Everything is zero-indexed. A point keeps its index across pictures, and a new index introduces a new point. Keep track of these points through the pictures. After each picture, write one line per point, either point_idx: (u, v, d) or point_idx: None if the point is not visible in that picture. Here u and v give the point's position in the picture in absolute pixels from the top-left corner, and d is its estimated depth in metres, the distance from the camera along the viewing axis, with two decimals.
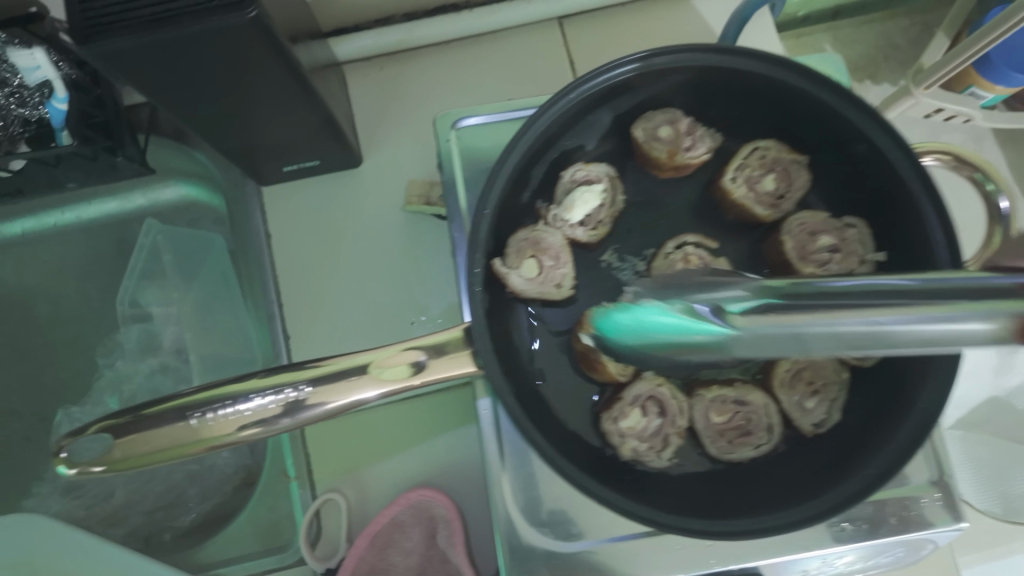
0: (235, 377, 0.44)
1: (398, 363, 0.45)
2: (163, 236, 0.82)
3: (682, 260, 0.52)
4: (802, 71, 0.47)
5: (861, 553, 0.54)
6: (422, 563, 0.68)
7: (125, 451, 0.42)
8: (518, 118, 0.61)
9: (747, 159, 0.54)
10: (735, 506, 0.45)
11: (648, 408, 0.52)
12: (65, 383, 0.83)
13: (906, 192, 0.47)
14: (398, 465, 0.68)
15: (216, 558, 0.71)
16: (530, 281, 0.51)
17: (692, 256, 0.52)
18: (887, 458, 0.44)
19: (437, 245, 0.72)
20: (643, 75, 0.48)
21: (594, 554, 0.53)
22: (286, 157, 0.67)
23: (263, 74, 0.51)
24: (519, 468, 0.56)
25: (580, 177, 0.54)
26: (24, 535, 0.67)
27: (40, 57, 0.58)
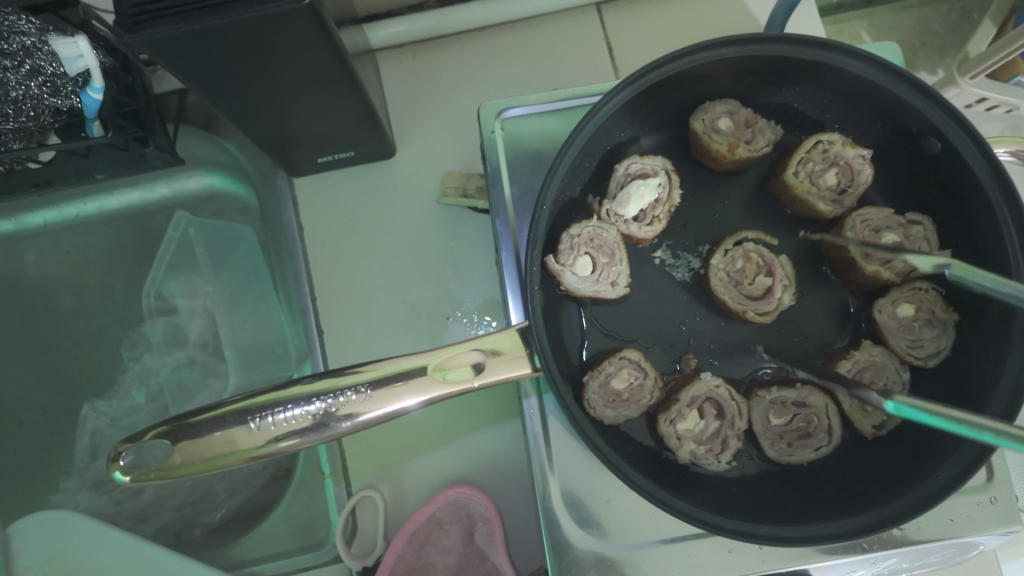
0: (291, 381, 0.43)
1: (462, 364, 0.44)
2: (193, 227, 0.78)
3: (743, 258, 0.53)
4: (874, 61, 0.45)
5: (905, 556, 0.53)
6: (460, 562, 0.67)
7: (185, 456, 0.42)
8: (567, 110, 0.59)
9: (810, 152, 0.53)
10: (803, 512, 0.44)
11: (705, 410, 0.51)
12: (91, 377, 0.81)
13: (979, 190, 0.45)
14: (435, 461, 0.66)
15: (251, 556, 0.70)
16: (584, 279, 0.50)
17: (751, 254, 0.53)
18: (962, 459, 0.42)
19: (473, 237, 0.70)
20: (707, 64, 0.47)
21: (646, 554, 0.52)
22: (321, 147, 0.66)
23: (309, 61, 0.50)
24: (566, 472, 0.54)
25: (635, 171, 0.53)
26: (59, 532, 0.67)
27: (83, 46, 0.56)
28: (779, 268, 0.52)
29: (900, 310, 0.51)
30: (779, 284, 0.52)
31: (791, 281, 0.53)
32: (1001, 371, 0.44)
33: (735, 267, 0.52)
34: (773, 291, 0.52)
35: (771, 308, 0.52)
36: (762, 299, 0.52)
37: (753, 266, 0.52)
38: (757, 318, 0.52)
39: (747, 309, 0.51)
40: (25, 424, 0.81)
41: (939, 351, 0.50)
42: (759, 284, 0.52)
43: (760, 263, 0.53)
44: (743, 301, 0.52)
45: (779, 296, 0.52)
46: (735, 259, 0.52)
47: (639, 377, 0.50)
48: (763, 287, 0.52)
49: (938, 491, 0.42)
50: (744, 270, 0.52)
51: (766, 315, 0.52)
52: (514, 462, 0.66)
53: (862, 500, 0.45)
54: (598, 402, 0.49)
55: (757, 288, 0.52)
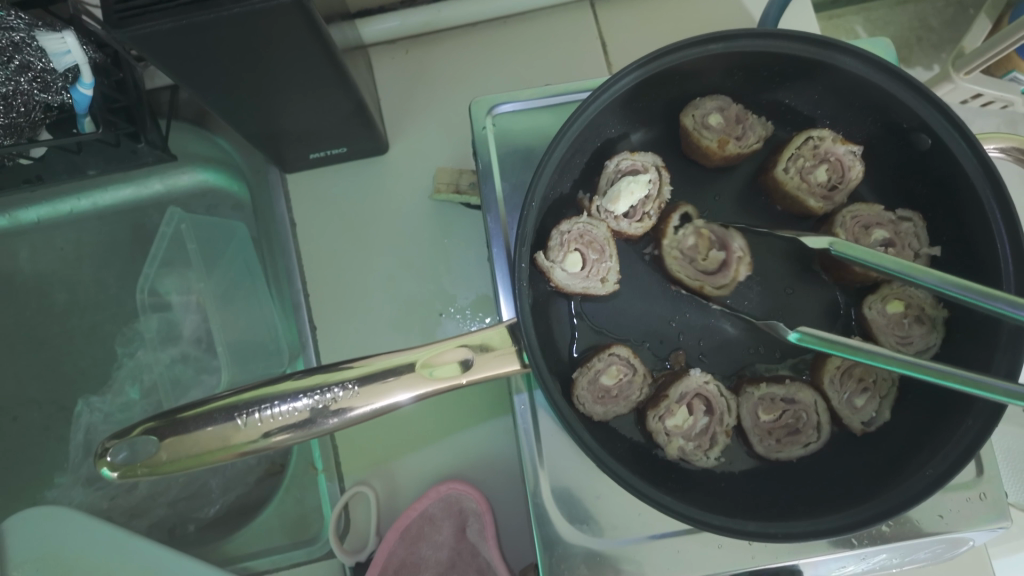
0: (279, 377, 0.43)
1: (449, 361, 0.44)
2: (185, 223, 0.79)
3: (695, 235, 0.52)
4: (862, 56, 0.45)
5: (894, 552, 0.53)
6: (453, 558, 0.67)
7: (173, 452, 0.42)
8: (557, 106, 0.58)
9: (800, 148, 0.52)
10: (791, 509, 0.44)
11: (694, 406, 0.51)
12: (85, 372, 0.82)
13: (969, 186, 0.45)
14: (427, 457, 0.66)
15: (244, 551, 0.70)
16: (574, 275, 0.51)
17: (703, 229, 0.52)
18: (949, 457, 0.43)
19: (466, 234, 0.70)
20: (696, 61, 0.47)
21: (636, 550, 0.52)
22: (312, 142, 0.65)
23: (297, 56, 0.49)
24: (556, 469, 0.54)
25: (625, 167, 0.53)
26: (52, 528, 0.67)
27: (70, 41, 0.56)
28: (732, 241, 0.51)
29: (890, 306, 0.51)
30: (733, 257, 0.51)
31: (746, 253, 0.50)
32: (991, 363, 0.44)
33: (687, 244, 0.52)
34: (729, 264, 0.51)
35: (728, 281, 0.51)
36: (717, 273, 0.52)
37: (705, 242, 0.52)
38: (714, 292, 0.52)
39: (703, 284, 0.51)
40: (19, 420, 0.81)
41: (929, 347, 0.50)
42: (712, 259, 0.52)
43: (712, 238, 0.52)
44: (699, 276, 0.52)
45: (735, 269, 0.51)
46: (686, 236, 0.52)
47: (628, 373, 0.50)
48: (718, 260, 0.52)
49: (926, 486, 0.42)
50: (697, 247, 0.52)
51: (723, 288, 0.51)
52: (506, 458, 0.66)
53: (849, 496, 0.45)
54: (588, 397, 0.49)
55: (711, 263, 0.52)
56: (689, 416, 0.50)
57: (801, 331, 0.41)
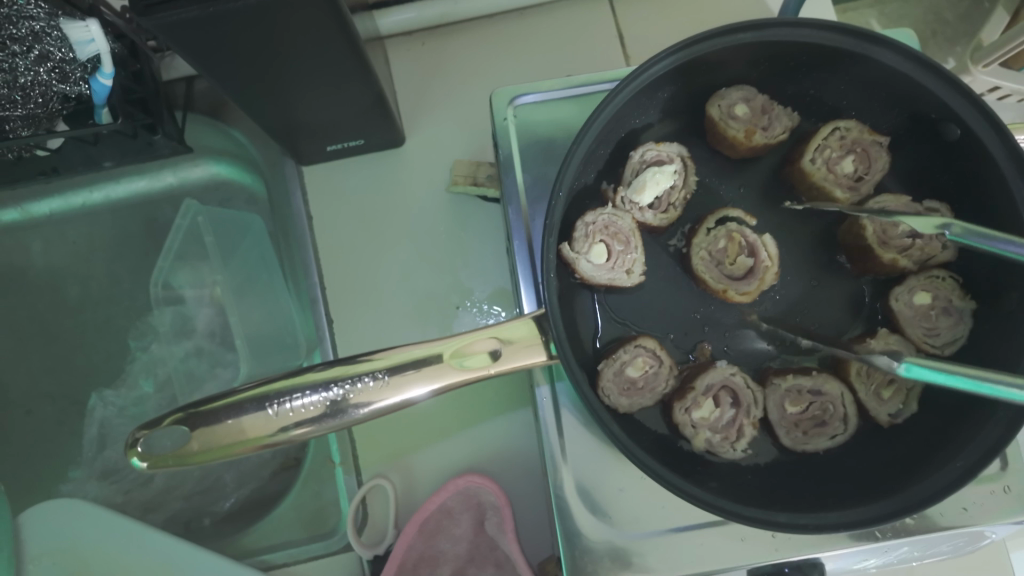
0: (306, 368, 0.43)
1: (478, 351, 0.44)
2: (202, 216, 0.79)
3: (726, 238, 0.52)
4: (891, 46, 0.45)
5: (916, 544, 0.53)
6: (470, 551, 0.66)
7: (202, 443, 0.42)
8: (578, 97, 0.58)
9: (827, 139, 0.52)
10: (819, 501, 0.44)
11: (721, 398, 0.50)
12: (99, 366, 0.81)
13: (999, 177, 0.45)
14: (444, 450, 0.66)
15: (261, 544, 0.69)
16: (599, 266, 0.50)
17: (734, 233, 0.52)
18: (977, 450, 0.42)
19: (483, 226, 0.70)
20: (724, 51, 0.47)
21: (658, 543, 0.52)
22: (330, 134, 0.65)
23: (321, 45, 0.49)
24: (578, 462, 0.54)
25: (650, 158, 0.52)
26: (69, 521, 0.67)
27: (94, 30, 0.55)
28: (761, 248, 0.52)
29: (918, 298, 0.50)
30: (761, 265, 0.52)
31: (774, 261, 0.52)
32: (1020, 358, 0.44)
33: (717, 247, 0.52)
34: (755, 272, 0.52)
35: (753, 288, 0.52)
36: (743, 280, 0.52)
37: (735, 247, 0.52)
38: (738, 298, 0.51)
39: (728, 288, 0.51)
40: (34, 414, 0.81)
41: (956, 339, 0.49)
42: (740, 264, 0.52)
43: (742, 244, 0.52)
44: (724, 280, 0.52)
45: (761, 276, 0.52)
46: (716, 239, 0.52)
47: (654, 365, 0.50)
48: (744, 267, 0.52)
49: (956, 478, 0.42)
50: (726, 250, 0.52)
51: (748, 294, 0.52)
52: (524, 451, 0.66)
53: (877, 488, 0.44)
54: (613, 390, 0.49)
55: (738, 268, 0.52)
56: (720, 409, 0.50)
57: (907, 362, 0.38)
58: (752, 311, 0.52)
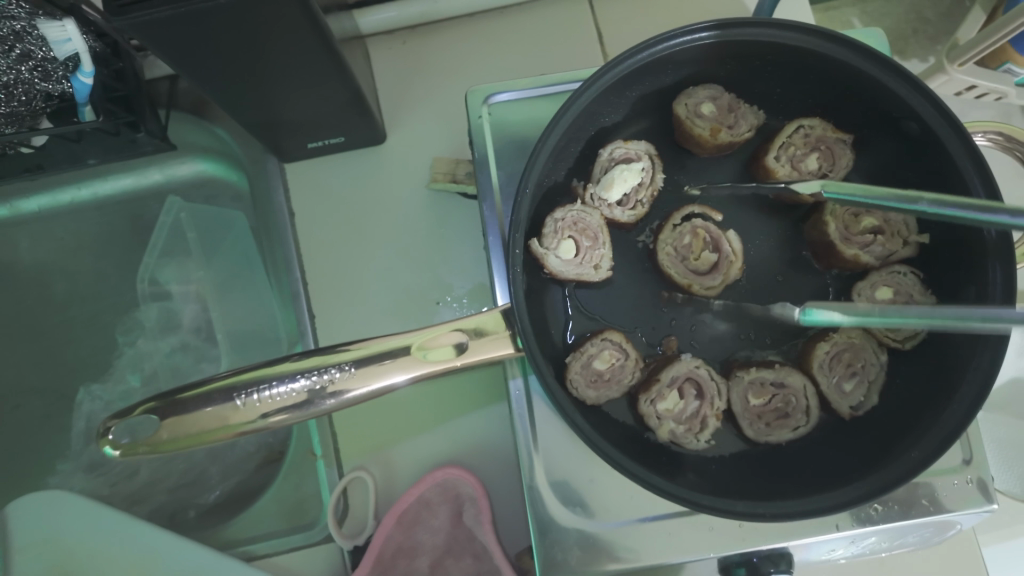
0: (275, 360, 0.44)
1: (444, 344, 0.45)
2: (185, 212, 0.81)
3: (691, 234, 0.54)
4: (851, 45, 0.46)
5: (885, 535, 0.54)
6: (448, 542, 0.67)
7: (173, 431, 0.43)
8: (553, 95, 0.59)
9: (791, 137, 0.54)
10: (781, 490, 0.45)
11: (685, 390, 0.52)
12: (85, 361, 0.82)
13: (957, 173, 0.46)
14: (423, 443, 0.67)
15: (243, 535, 0.70)
16: (567, 261, 0.51)
17: (699, 229, 0.54)
18: (932, 440, 0.44)
19: (463, 223, 0.71)
20: (688, 50, 0.48)
21: (627, 533, 0.53)
22: (311, 132, 0.66)
23: (295, 44, 0.50)
24: (550, 454, 0.55)
25: (619, 156, 0.54)
26: (53, 512, 0.68)
27: (71, 30, 0.56)
28: (724, 243, 0.53)
29: (879, 293, 0.52)
30: (724, 260, 0.53)
31: (737, 256, 0.53)
32: (974, 355, 0.44)
33: (682, 243, 0.54)
34: (720, 266, 0.53)
35: (718, 283, 0.53)
36: (708, 275, 0.53)
37: (699, 242, 0.53)
38: (702, 292, 0.53)
39: (692, 283, 0.53)
40: (21, 408, 0.82)
41: (918, 333, 0.49)
42: (705, 260, 0.53)
43: (707, 239, 0.54)
44: (689, 275, 0.53)
45: (725, 271, 0.53)
46: (682, 234, 0.54)
47: (620, 358, 0.51)
48: (709, 262, 0.53)
49: (911, 468, 0.43)
50: (691, 246, 0.54)
51: (712, 289, 0.53)
52: (501, 445, 0.67)
53: (836, 479, 0.46)
54: (581, 381, 0.50)
55: (703, 263, 0.53)
56: (687, 401, 0.51)
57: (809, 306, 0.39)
58: (721, 305, 0.53)
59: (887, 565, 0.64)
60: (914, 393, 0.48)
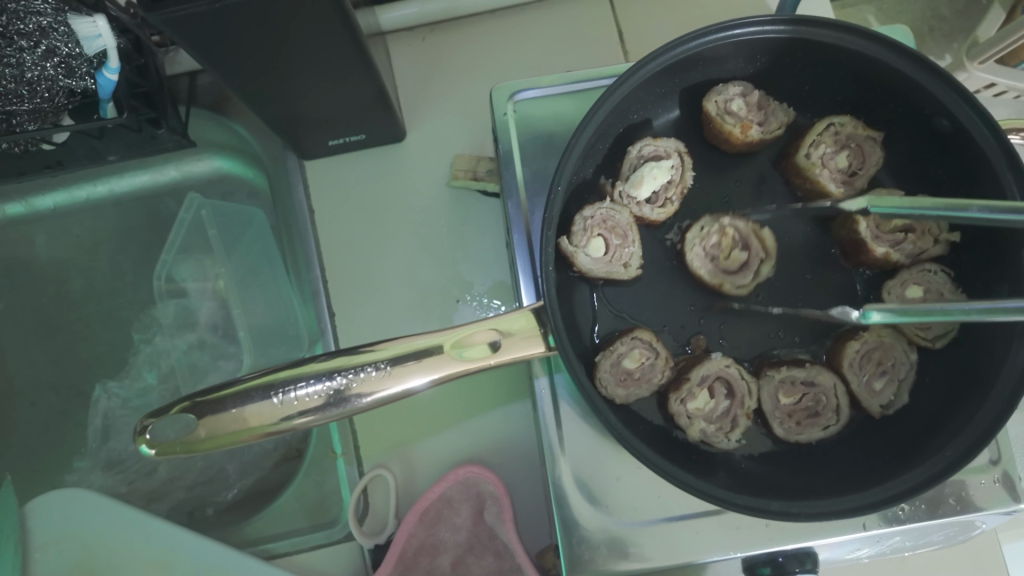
0: (308, 358, 0.44)
1: (479, 342, 0.45)
2: (205, 209, 0.79)
3: (719, 234, 0.53)
4: (884, 42, 0.45)
5: (910, 534, 0.54)
6: (470, 541, 0.67)
7: (209, 430, 0.42)
8: (578, 92, 0.59)
9: (822, 134, 0.53)
10: (814, 489, 0.45)
11: (715, 389, 0.51)
12: (102, 358, 0.82)
13: (990, 170, 0.45)
14: (444, 441, 0.67)
15: (264, 533, 0.70)
16: (597, 260, 0.51)
17: (727, 228, 0.53)
18: (967, 439, 0.43)
19: (483, 220, 0.71)
20: (719, 47, 0.48)
21: (654, 533, 0.53)
22: (332, 128, 0.66)
23: (325, 38, 0.50)
24: (575, 453, 0.55)
25: (648, 153, 0.53)
26: (75, 508, 0.68)
27: (102, 25, 0.56)
28: (755, 241, 0.53)
29: (909, 291, 0.52)
30: (754, 257, 0.53)
31: (768, 254, 0.53)
32: (1008, 352, 0.44)
33: (711, 243, 0.53)
34: (750, 264, 0.53)
35: (749, 280, 0.53)
36: (738, 273, 0.53)
37: (729, 242, 0.53)
38: (734, 291, 0.53)
39: (723, 282, 0.53)
40: (38, 405, 0.82)
41: (948, 332, 0.50)
42: (735, 259, 0.53)
43: (736, 238, 0.53)
44: (719, 275, 0.53)
45: (756, 268, 0.53)
46: (710, 234, 0.53)
47: (650, 357, 0.51)
48: (739, 261, 0.53)
49: (945, 468, 0.43)
50: (719, 246, 0.53)
51: (743, 287, 0.53)
52: (522, 443, 0.67)
53: (869, 478, 0.45)
54: (610, 380, 0.50)
55: (733, 262, 0.53)
56: (717, 400, 0.51)
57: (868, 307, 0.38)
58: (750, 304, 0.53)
59: (907, 564, 0.63)
60: (945, 392, 0.48)
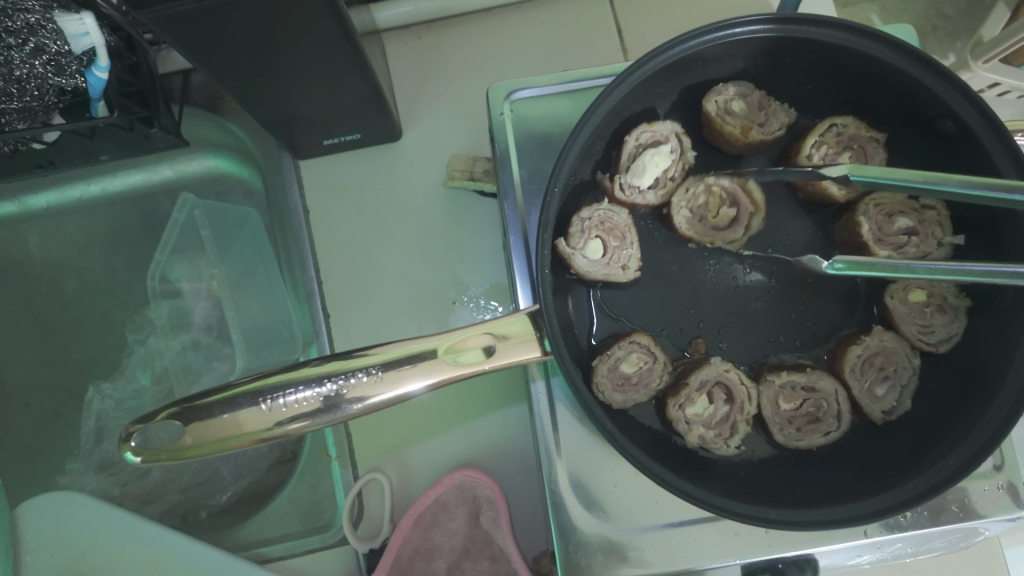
0: (299, 363, 0.43)
1: (473, 347, 0.44)
2: (198, 209, 0.77)
3: (706, 193, 0.53)
4: (888, 41, 0.44)
5: (911, 540, 0.53)
6: (466, 544, 0.67)
7: (197, 437, 0.42)
8: (576, 92, 0.58)
9: (823, 135, 0.52)
10: (814, 496, 0.44)
11: (715, 395, 0.51)
12: (96, 359, 0.81)
13: (994, 172, 0.45)
14: (441, 445, 0.66)
15: (257, 537, 0.69)
16: (595, 262, 0.50)
17: (714, 186, 0.53)
18: (970, 447, 0.43)
19: (480, 221, 0.70)
20: (718, 47, 0.47)
21: (652, 539, 0.52)
22: (327, 128, 0.65)
23: (317, 37, 0.49)
24: (572, 458, 0.54)
25: (646, 140, 0.52)
26: (67, 512, 0.67)
27: (89, 24, 0.55)
28: (744, 197, 0.52)
29: (912, 296, 0.51)
30: (744, 213, 0.53)
31: (758, 207, 0.52)
32: (1014, 358, 0.43)
33: (698, 202, 0.53)
34: (740, 219, 0.53)
35: (739, 236, 0.53)
36: (729, 229, 0.53)
37: (715, 200, 0.53)
38: (724, 247, 0.53)
39: (714, 239, 0.53)
40: (31, 406, 0.81)
41: (951, 337, 0.49)
42: (723, 216, 0.53)
43: (723, 195, 0.53)
44: (710, 233, 0.52)
45: (747, 223, 0.53)
46: (697, 194, 0.53)
47: (647, 361, 0.50)
48: (728, 217, 0.53)
49: (948, 476, 0.42)
50: (707, 204, 0.53)
51: (735, 242, 0.53)
52: (520, 446, 0.66)
53: (871, 485, 0.44)
54: (607, 385, 0.49)
55: (722, 219, 0.53)
56: (716, 406, 0.51)
57: (835, 259, 0.41)
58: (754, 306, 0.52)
59: (910, 569, 0.62)
60: (947, 397, 0.48)
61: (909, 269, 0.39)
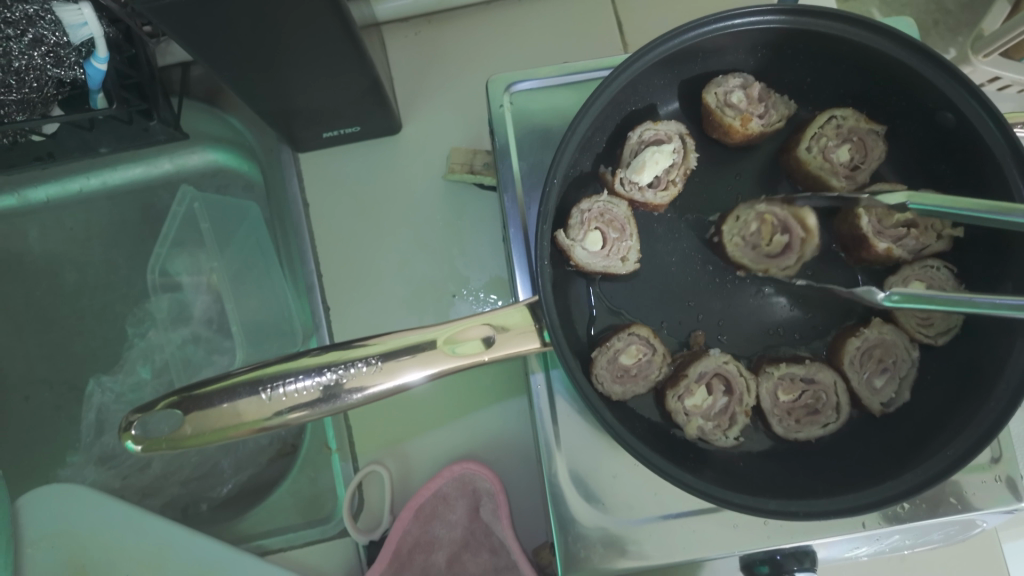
0: (297, 354, 0.43)
1: (473, 338, 0.44)
2: (197, 203, 0.79)
3: (758, 220, 0.51)
4: (887, 33, 0.44)
5: (909, 533, 0.54)
6: (465, 537, 0.66)
7: (196, 426, 0.42)
8: (576, 84, 0.58)
9: (823, 127, 0.52)
10: (812, 488, 0.44)
11: (713, 386, 0.51)
12: (96, 352, 0.81)
13: (994, 165, 0.45)
14: (441, 438, 0.67)
15: (257, 530, 0.70)
16: (595, 253, 0.51)
17: (765, 214, 0.51)
18: (969, 438, 0.43)
19: (479, 215, 0.70)
20: (716, 38, 0.47)
21: (652, 531, 0.52)
22: (326, 121, 0.65)
23: (317, 29, 0.49)
24: (571, 449, 0.54)
25: (648, 137, 0.52)
26: (68, 504, 0.67)
27: (88, 13, 0.55)
28: (795, 223, 0.50)
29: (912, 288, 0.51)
30: (797, 239, 0.51)
31: (810, 233, 0.50)
32: (1013, 349, 0.43)
33: (750, 231, 0.51)
34: (793, 246, 0.51)
35: (793, 263, 0.51)
36: (782, 256, 0.51)
37: (768, 228, 0.51)
38: (779, 275, 0.52)
39: (768, 268, 0.51)
40: (31, 399, 0.81)
41: (950, 329, 0.49)
42: (778, 244, 0.51)
43: (775, 224, 0.51)
44: (763, 261, 0.51)
45: (799, 250, 0.51)
46: (748, 223, 0.51)
47: (646, 353, 0.50)
48: (782, 245, 0.51)
49: (947, 467, 0.42)
50: (759, 233, 0.51)
51: (790, 271, 0.51)
52: (519, 439, 0.66)
53: (870, 477, 0.44)
54: (606, 376, 0.49)
55: (776, 246, 0.51)
56: (715, 398, 0.51)
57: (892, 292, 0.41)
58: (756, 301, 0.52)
59: (909, 563, 0.63)
60: (946, 389, 0.48)
61: (970, 303, 0.39)
